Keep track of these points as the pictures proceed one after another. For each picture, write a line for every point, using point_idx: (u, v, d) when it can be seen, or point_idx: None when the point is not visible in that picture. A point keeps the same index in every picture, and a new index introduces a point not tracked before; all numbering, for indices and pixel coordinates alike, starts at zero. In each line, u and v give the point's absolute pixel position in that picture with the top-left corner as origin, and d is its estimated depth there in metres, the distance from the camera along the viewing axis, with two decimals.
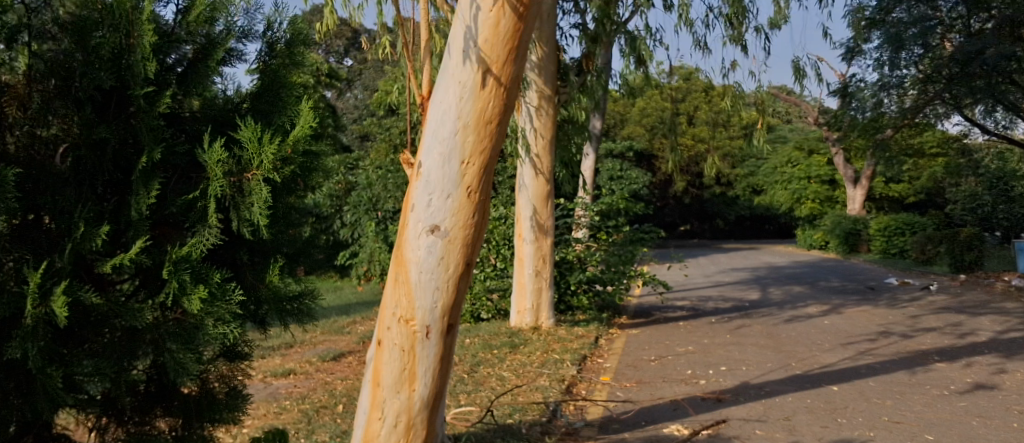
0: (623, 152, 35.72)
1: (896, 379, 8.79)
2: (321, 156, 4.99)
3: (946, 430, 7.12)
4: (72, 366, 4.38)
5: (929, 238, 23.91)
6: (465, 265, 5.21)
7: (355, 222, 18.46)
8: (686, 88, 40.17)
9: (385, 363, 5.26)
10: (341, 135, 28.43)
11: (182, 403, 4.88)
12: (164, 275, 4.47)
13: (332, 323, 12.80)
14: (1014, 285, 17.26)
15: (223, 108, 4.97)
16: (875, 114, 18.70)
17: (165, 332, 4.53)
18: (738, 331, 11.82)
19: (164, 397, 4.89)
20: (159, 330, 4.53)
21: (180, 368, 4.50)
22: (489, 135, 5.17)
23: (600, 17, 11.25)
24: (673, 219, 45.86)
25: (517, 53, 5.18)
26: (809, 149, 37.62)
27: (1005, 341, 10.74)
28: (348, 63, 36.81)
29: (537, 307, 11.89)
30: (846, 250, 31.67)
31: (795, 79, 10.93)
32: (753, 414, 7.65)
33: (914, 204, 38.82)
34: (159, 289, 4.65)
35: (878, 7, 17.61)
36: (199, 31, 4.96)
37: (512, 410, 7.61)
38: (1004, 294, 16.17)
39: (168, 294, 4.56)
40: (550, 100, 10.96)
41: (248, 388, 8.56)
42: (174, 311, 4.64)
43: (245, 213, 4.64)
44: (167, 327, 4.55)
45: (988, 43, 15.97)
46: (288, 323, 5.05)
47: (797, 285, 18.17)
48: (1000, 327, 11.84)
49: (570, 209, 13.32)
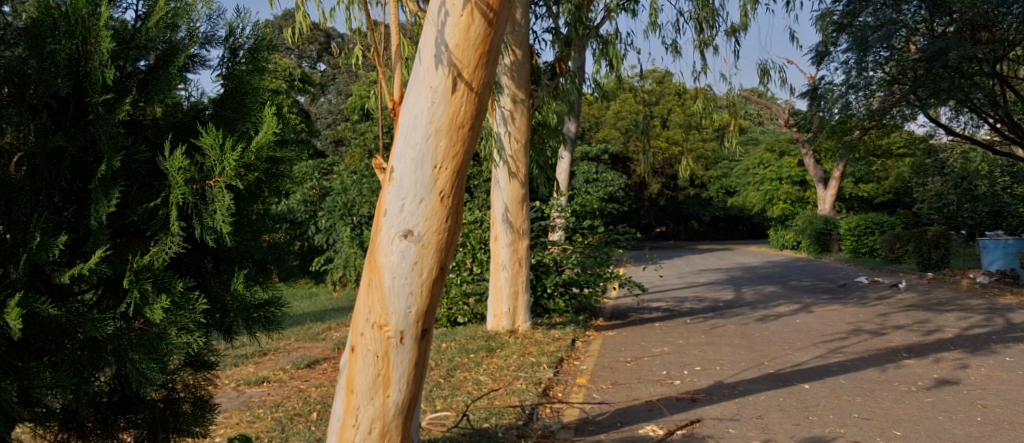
0: (599, 155, 35.66)
1: (865, 377, 8.85)
2: (287, 163, 4.99)
3: (914, 425, 7.18)
4: (31, 379, 4.28)
5: (898, 236, 24.12)
6: (439, 270, 5.22)
7: (330, 228, 18.38)
8: (659, 91, 40.30)
9: (358, 369, 5.24)
10: (315, 140, 28.35)
11: (149, 415, 4.83)
12: (125, 284, 4.46)
13: (306, 330, 12.72)
14: (979, 283, 17.44)
15: (186, 116, 4.92)
16: (845, 116, 17.94)
17: (128, 342, 4.51)
18: (713, 332, 11.89)
19: (130, 408, 4.84)
20: (121, 340, 4.51)
21: (144, 378, 4.49)
22: (461, 139, 5.19)
23: (573, 21, 11.45)
24: (649, 221, 46.11)
25: (487, 58, 5.21)
26: (781, 150, 37.71)
27: (972, 337, 10.86)
28: (322, 67, 36.62)
29: (514, 310, 11.90)
30: (817, 250, 31.97)
31: (763, 82, 10.95)
32: (727, 414, 7.70)
33: (883, 204, 39.09)
34: (121, 299, 4.62)
35: (844, 11, 16.99)
36: (160, 36, 4.88)
37: (489, 414, 7.63)
38: (970, 291, 16.33)
39: (130, 305, 4.54)
40: (523, 105, 10.97)
41: (221, 397, 8.47)
42: (137, 321, 4.60)
43: (208, 221, 4.62)
44: (130, 337, 4.53)
45: (951, 44, 15.40)
46: (254, 332, 5.01)
47: (770, 285, 18.28)
48: (965, 323, 11.97)
49: (546, 211, 13.22)
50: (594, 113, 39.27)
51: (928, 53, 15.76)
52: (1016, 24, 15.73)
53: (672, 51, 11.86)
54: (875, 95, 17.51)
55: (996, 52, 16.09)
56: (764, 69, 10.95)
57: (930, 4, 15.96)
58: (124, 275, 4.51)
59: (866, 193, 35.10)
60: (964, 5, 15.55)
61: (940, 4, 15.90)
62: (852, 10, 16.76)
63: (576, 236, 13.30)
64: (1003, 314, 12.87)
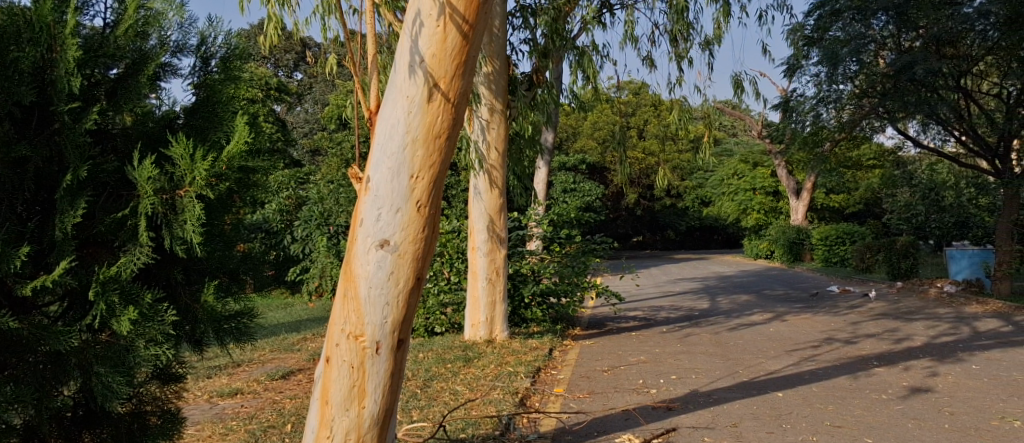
0: (576, 165, 35.73)
1: (837, 385, 8.95)
2: (259, 173, 4.99)
3: (884, 432, 7.27)
4: None
5: (868, 246, 24.36)
6: (415, 279, 5.24)
7: (306, 238, 18.33)
8: (635, 102, 40.44)
9: (333, 380, 5.24)
10: (291, 150, 28.26)
11: (113, 430, 4.78)
12: (91, 296, 4.45)
13: (281, 340, 12.68)
14: (947, 291, 17.67)
15: (156, 126, 4.93)
16: (816, 128, 18.13)
17: (92, 356, 4.49)
18: (688, 340, 11.97)
19: (94, 423, 4.76)
20: (86, 354, 4.49)
21: (109, 392, 4.47)
22: (438, 149, 5.22)
23: (550, 33, 11.54)
24: (626, 230, 46.30)
25: (464, 68, 5.25)
26: (754, 161, 37.78)
27: (940, 345, 10.98)
28: (299, 77, 36.50)
29: (491, 320, 11.92)
30: (790, 259, 32.20)
31: (736, 94, 11.07)
32: (702, 422, 7.76)
33: (854, 214, 39.45)
34: (86, 312, 4.61)
35: (815, 26, 17.43)
36: (129, 45, 4.88)
37: (465, 425, 7.66)
38: (938, 301, 16.52)
39: (96, 317, 4.53)
40: (500, 115, 11.02)
41: (193, 409, 8.41)
42: (103, 334, 4.60)
43: (178, 231, 4.62)
44: (96, 350, 4.52)
45: (918, 58, 15.54)
46: (226, 343, 5.03)
47: (745, 294, 18.39)
48: (933, 332, 12.11)
49: (523, 221, 13.26)
50: (571, 123, 39.39)
51: (895, 67, 15.99)
52: (979, 40, 15.64)
53: (647, 63, 11.97)
54: (845, 107, 17.78)
55: (959, 67, 16.09)
56: (737, 81, 11.07)
57: (896, 19, 16.09)
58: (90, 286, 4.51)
59: (837, 204, 35.24)
60: (929, 20, 15.56)
61: (907, 19, 16.02)
62: (824, 25, 17.26)
63: (554, 245, 13.38)
64: (969, 322, 13.02)
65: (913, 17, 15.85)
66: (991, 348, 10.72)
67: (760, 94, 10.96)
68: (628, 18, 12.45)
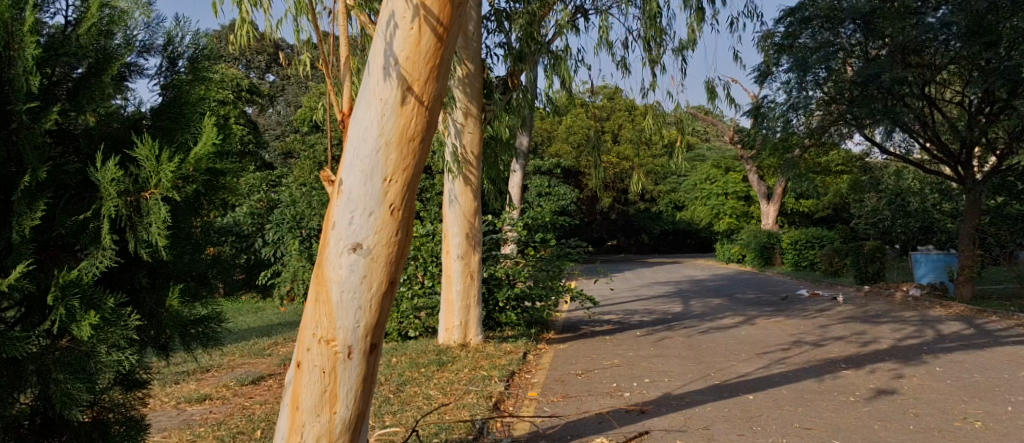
0: (551, 169, 35.73)
1: (807, 387, 9.03)
2: (227, 175, 4.97)
3: (852, 434, 7.34)
4: None
5: (837, 250, 24.55)
6: (389, 284, 5.23)
7: (277, 241, 18.24)
8: (610, 107, 40.50)
9: (304, 385, 5.21)
10: (263, 152, 28.06)
11: (73, 436, 4.73)
12: (50, 301, 4.41)
13: (252, 345, 12.61)
14: (914, 296, 17.86)
15: (120, 127, 4.90)
16: (785, 134, 18.09)
17: (51, 362, 4.44)
18: (661, 344, 12.02)
19: (53, 431, 4.72)
20: (43, 361, 4.44)
21: (68, 399, 4.42)
22: (412, 152, 5.22)
23: (525, 37, 11.48)
24: (600, 234, 46.43)
25: (438, 72, 5.26)
26: (726, 166, 37.95)
27: (906, 348, 11.10)
28: (271, 78, 36.28)
29: (465, 324, 11.90)
30: (761, 263, 32.43)
31: (709, 100, 11.13)
32: (674, 425, 7.80)
33: (824, 218, 39.78)
34: (44, 318, 4.57)
35: (786, 33, 17.57)
36: (92, 44, 4.84)
37: (438, 429, 7.64)
38: (904, 304, 16.68)
39: (55, 323, 4.49)
40: (475, 119, 11.04)
41: (159, 415, 8.33)
42: (62, 339, 4.55)
43: (143, 233, 4.60)
44: (55, 356, 4.47)
45: (884, 67, 15.68)
46: (192, 347, 5.01)
47: (717, 298, 18.49)
48: (899, 335, 12.24)
49: (498, 225, 13.28)
50: (546, 127, 39.42)
51: (863, 75, 16.09)
52: (943, 51, 15.82)
53: (621, 68, 12.01)
54: (814, 114, 17.92)
55: (923, 76, 16.35)
56: (711, 86, 11.16)
57: (864, 28, 16.40)
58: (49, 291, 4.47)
59: (806, 209, 35.46)
60: (894, 30, 15.77)
61: (873, 28, 16.30)
62: (793, 32, 17.41)
63: (528, 249, 13.41)
64: (933, 325, 13.17)
65: (880, 26, 16.06)
66: (955, 350, 10.85)
67: (732, 100, 11.04)
68: (602, 22, 12.48)
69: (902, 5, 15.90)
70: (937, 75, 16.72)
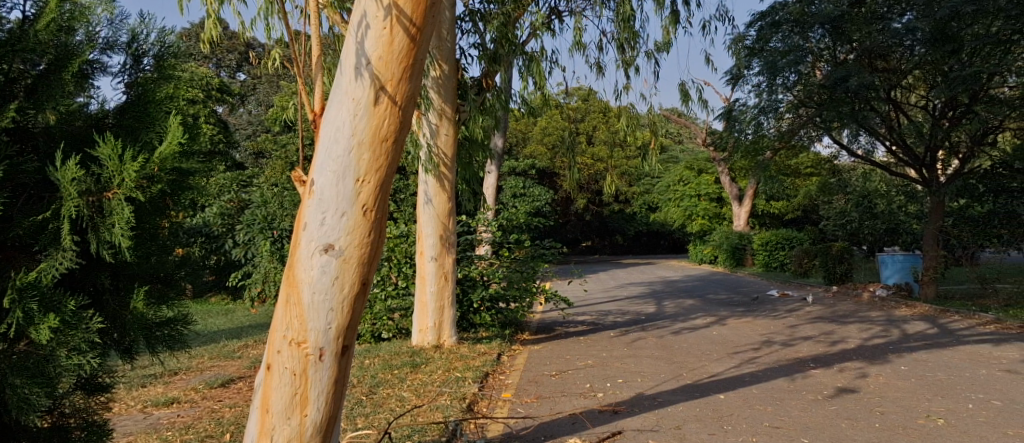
0: (525, 171, 35.72)
1: (776, 386, 9.08)
2: (194, 175, 4.93)
3: (820, 432, 7.39)
4: None
5: (806, 251, 24.76)
6: (361, 285, 5.21)
7: (248, 242, 18.12)
8: (584, 108, 40.60)
9: (274, 388, 5.17)
10: (233, 152, 27.85)
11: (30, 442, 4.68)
12: (7, 304, 4.36)
13: (221, 347, 12.51)
14: (881, 297, 18.05)
15: (82, 125, 4.87)
16: (756, 136, 18.28)
17: (7, 366, 4.38)
18: (634, 344, 12.05)
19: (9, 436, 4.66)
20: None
21: (27, 405, 4.37)
22: (385, 152, 5.20)
23: (500, 38, 11.48)
24: (574, 235, 46.52)
25: (411, 72, 5.25)
26: (699, 168, 38.10)
27: (872, 347, 11.19)
28: (242, 77, 36.01)
29: (439, 325, 11.88)
30: (732, 264, 32.67)
31: (682, 102, 11.20)
32: (647, 425, 7.82)
33: (794, 220, 40.10)
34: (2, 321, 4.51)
35: (757, 37, 17.68)
36: (52, 40, 4.79)
37: (412, 432, 7.69)
38: (871, 304, 16.84)
39: (12, 325, 4.43)
40: (450, 120, 11.04)
41: (125, 419, 8.25)
42: (19, 343, 4.49)
43: (105, 235, 4.55)
44: (11, 361, 4.41)
45: (852, 71, 15.82)
46: (157, 350, 4.97)
47: (689, 299, 18.56)
48: (867, 334, 12.35)
49: (472, 226, 13.27)
50: (520, 128, 39.42)
51: (831, 79, 16.24)
52: (908, 55, 16.02)
53: (595, 69, 12.05)
54: (784, 117, 18.00)
55: (889, 80, 16.56)
56: (684, 88, 11.23)
57: (832, 32, 16.46)
58: (7, 293, 4.42)
59: (777, 210, 35.68)
60: (861, 34, 15.92)
61: (842, 33, 16.38)
62: (764, 36, 17.50)
63: (503, 250, 13.41)
64: (899, 325, 13.29)
65: (848, 30, 16.13)
66: (920, 350, 10.96)
67: (705, 102, 11.11)
68: (577, 24, 12.51)
69: (870, 10, 16.08)
70: (903, 80, 16.91)
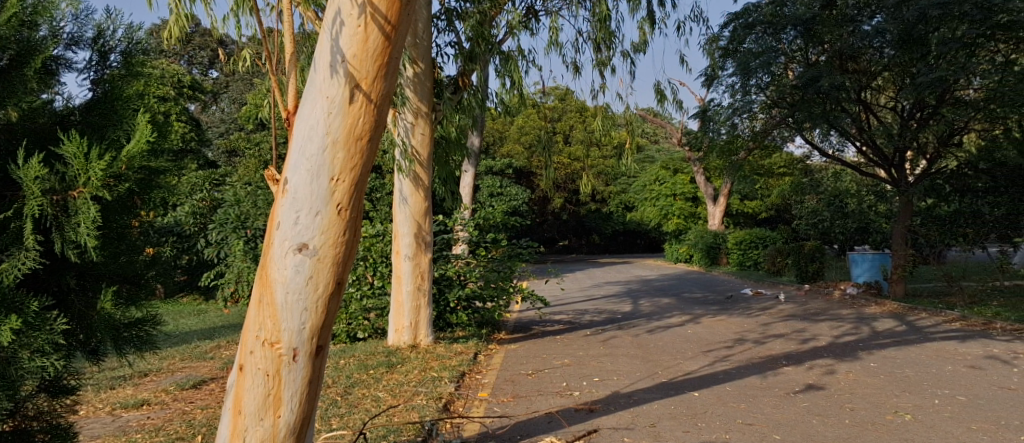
0: (502, 170, 35.71)
1: (749, 384, 9.13)
2: (163, 174, 4.87)
3: (792, 429, 7.42)
4: None
5: (779, 249, 24.96)
6: (336, 285, 5.17)
7: (221, 242, 18.01)
8: (561, 108, 40.68)
9: (247, 389, 5.12)
10: (206, 150, 27.66)
11: None
12: None
13: (194, 348, 12.42)
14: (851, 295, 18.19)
15: (46, 122, 4.82)
16: (731, 136, 18.38)
17: None
18: (610, 343, 12.08)
19: None
20: None
21: None
22: (359, 151, 5.17)
23: (475, 37, 11.44)
24: (551, 234, 46.59)
25: (386, 70, 5.22)
26: (674, 168, 38.23)
27: (842, 344, 11.29)
28: (215, 75, 35.76)
29: (415, 325, 11.85)
30: (707, 263, 32.81)
31: (657, 102, 11.23)
32: (621, 423, 7.83)
33: (767, 219, 40.37)
34: None
35: (730, 37, 17.73)
36: (14, 35, 4.72)
37: (388, 432, 7.66)
38: (841, 302, 16.97)
39: None
40: (426, 119, 11.03)
41: (93, 422, 8.18)
42: None
43: (70, 234, 4.49)
44: None
45: (822, 72, 15.95)
46: (124, 351, 4.92)
47: (665, 298, 18.63)
48: (837, 332, 12.46)
49: (449, 225, 13.23)
50: (497, 127, 39.41)
51: (802, 80, 16.35)
52: (877, 57, 16.15)
53: (571, 69, 12.05)
54: (757, 118, 18.09)
55: (860, 81, 16.71)
56: (658, 89, 11.26)
57: (805, 34, 16.58)
58: None
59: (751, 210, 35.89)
60: (832, 36, 16.20)
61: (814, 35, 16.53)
62: (737, 37, 17.53)
63: (480, 249, 13.36)
64: (869, 323, 13.40)
65: (819, 32, 16.32)
66: (888, 347, 11.06)
67: (680, 102, 11.15)
68: (553, 24, 12.50)
69: (841, 13, 16.25)
70: (875, 81, 17.07)
